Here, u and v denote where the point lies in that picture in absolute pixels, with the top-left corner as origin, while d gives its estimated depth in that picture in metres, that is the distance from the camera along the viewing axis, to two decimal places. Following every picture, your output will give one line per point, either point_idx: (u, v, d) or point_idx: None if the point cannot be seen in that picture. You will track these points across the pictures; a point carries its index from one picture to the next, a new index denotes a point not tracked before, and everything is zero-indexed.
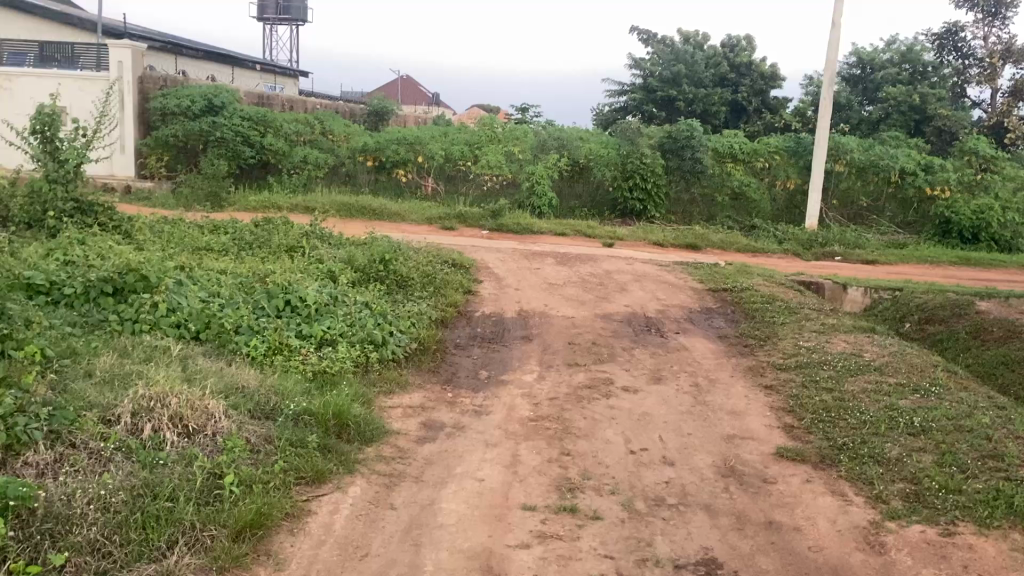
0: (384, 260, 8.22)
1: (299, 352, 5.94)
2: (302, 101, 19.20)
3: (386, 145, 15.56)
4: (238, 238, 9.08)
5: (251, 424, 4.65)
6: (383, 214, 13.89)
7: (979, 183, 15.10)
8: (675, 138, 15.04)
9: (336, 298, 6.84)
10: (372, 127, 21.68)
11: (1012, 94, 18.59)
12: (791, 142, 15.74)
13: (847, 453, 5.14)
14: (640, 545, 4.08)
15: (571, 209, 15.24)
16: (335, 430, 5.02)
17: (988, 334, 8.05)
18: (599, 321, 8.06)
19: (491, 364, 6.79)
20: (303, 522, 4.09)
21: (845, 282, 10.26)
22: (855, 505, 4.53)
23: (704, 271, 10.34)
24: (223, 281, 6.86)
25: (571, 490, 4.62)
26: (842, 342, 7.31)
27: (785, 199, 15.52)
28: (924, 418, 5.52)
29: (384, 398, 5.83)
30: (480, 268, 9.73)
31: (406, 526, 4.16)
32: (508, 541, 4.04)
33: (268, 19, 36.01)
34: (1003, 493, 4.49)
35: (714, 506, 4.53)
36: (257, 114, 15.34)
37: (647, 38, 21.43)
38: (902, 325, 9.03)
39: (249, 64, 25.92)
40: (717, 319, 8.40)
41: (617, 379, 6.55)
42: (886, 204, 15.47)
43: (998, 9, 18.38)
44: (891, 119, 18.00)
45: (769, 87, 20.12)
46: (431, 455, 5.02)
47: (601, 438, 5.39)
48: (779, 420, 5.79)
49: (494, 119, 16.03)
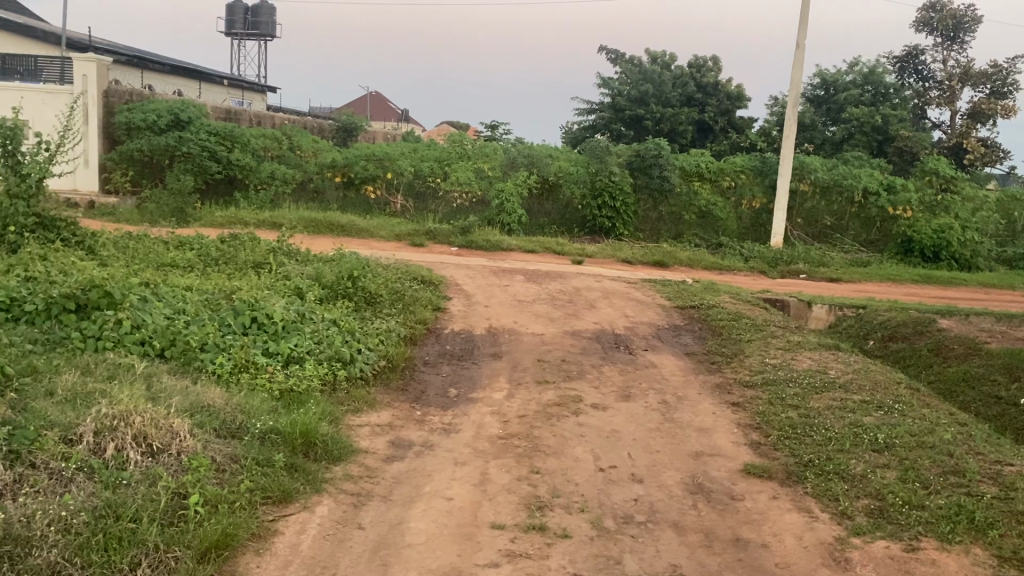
0: (352, 277, 8.16)
1: (266, 370, 5.88)
2: (271, 117, 19.11)
3: (354, 161, 15.49)
4: (204, 254, 8.99)
5: (216, 443, 4.59)
6: (351, 230, 13.86)
7: (939, 203, 15.37)
8: (643, 156, 15.17)
9: (304, 315, 6.79)
10: (340, 143, 21.65)
11: (971, 115, 19.03)
12: (757, 161, 15.92)
13: (813, 469, 5.20)
14: (610, 563, 4.08)
15: (540, 226, 15.37)
16: (302, 449, 4.96)
17: (950, 352, 8.21)
18: (569, 338, 8.08)
19: (460, 381, 6.79)
20: (270, 543, 4.04)
21: (810, 300, 10.40)
22: (821, 521, 4.57)
23: (672, 288, 10.42)
24: (189, 297, 6.79)
25: (540, 508, 4.62)
26: (807, 360, 7.41)
27: (750, 218, 15.73)
28: (888, 435, 5.61)
29: (351, 416, 5.78)
30: (450, 285, 9.73)
31: (374, 546, 4.12)
32: (477, 560, 4.02)
33: (236, 34, 35.82)
34: (965, 509, 4.56)
35: (682, 523, 4.55)
36: (224, 129, 15.18)
37: (615, 57, 21.66)
38: (865, 342, 9.17)
39: (216, 78, 25.76)
40: (684, 336, 8.48)
41: (587, 396, 6.56)
42: (850, 222, 15.73)
43: (956, 34, 18.85)
44: (854, 139, 18.31)
45: (735, 107, 20.42)
46: (400, 473, 4.99)
47: (570, 456, 5.40)
48: (746, 437, 5.84)
49: (464, 136, 16.18)
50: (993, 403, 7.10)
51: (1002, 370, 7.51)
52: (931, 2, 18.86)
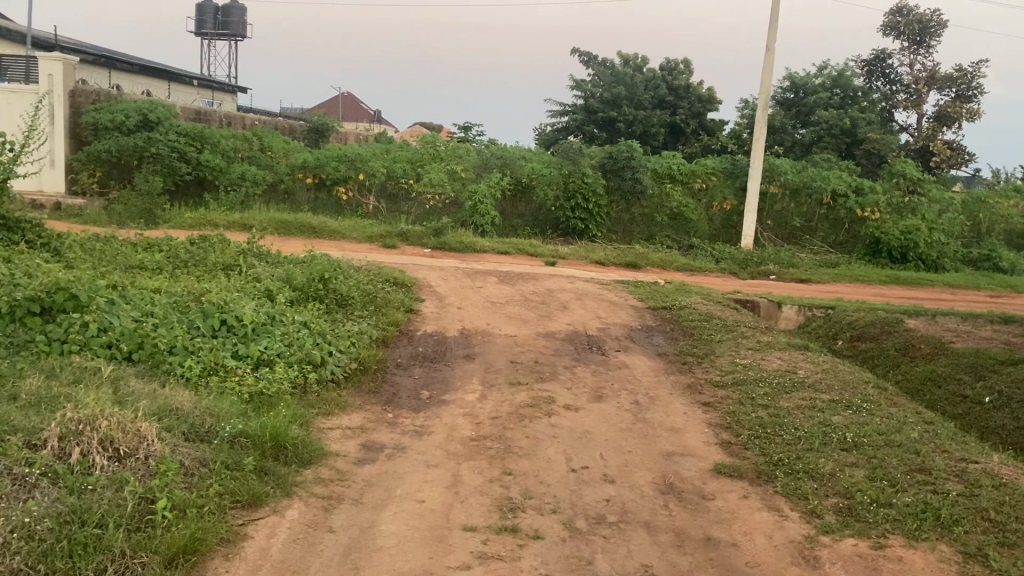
0: (323, 278, 8.11)
1: (236, 373, 5.82)
2: (242, 118, 18.96)
3: (326, 162, 15.41)
4: (173, 256, 8.88)
5: (185, 447, 4.54)
6: (323, 232, 13.79)
7: (907, 205, 15.58)
8: (615, 158, 15.26)
9: (274, 317, 6.74)
10: (312, 144, 21.52)
11: (937, 118, 19.32)
12: (727, 163, 16.06)
13: (783, 468, 5.24)
14: (582, 564, 4.09)
15: (513, 227, 15.39)
16: (272, 452, 4.92)
17: (917, 351, 8.32)
18: (541, 339, 8.08)
19: (433, 383, 6.77)
20: (238, 547, 3.99)
21: (780, 301, 10.48)
22: (791, 520, 4.60)
23: (644, 289, 10.47)
24: (157, 299, 6.71)
25: (512, 510, 4.62)
26: (777, 360, 7.47)
27: (721, 219, 15.83)
28: (857, 434, 5.67)
29: (322, 419, 5.74)
30: (422, 286, 9.70)
31: (345, 549, 4.09)
32: (449, 562, 4.01)
33: (206, 34, 35.47)
34: (931, 507, 4.62)
35: (654, 523, 4.57)
36: (193, 130, 15.03)
37: (588, 59, 21.73)
38: (834, 342, 9.27)
39: (185, 79, 25.52)
40: (656, 337, 8.51)
41: (559, 397, 6.58)
42: (819, 223, 15.90)
43: (922, 38, 19.14)
44: (823, 141, 18.52)
45: (706, 109, 20.57)
46: (371, 476, 4.96)
47: (543, 457, 5.40)
48: (716, 436, 5.88)
49: (437, 138, 16.17)
50: (959, 401, 7.21)
51: (967, 369, 7.64)
52: (897, 7, 19.13)
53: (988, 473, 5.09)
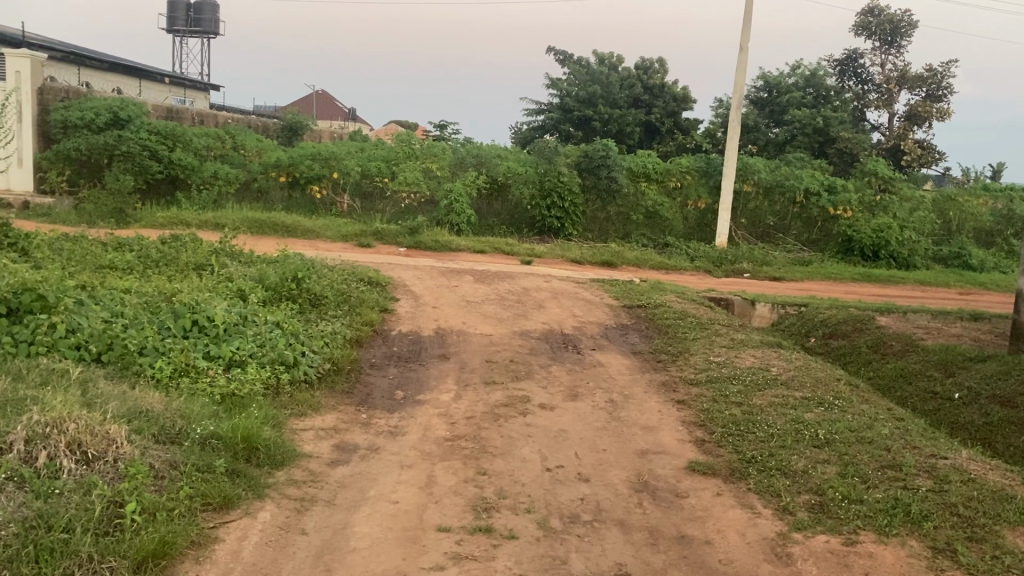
0: (297, 278, 8.05)
1: (207, 374, 5.76)
2: (214, 116, 18.79)
3: (300, 160, 15.31)
4: (144, 256, 8.77)
5: (155, 449, 4.48)
6: (297, 231, 13.68)
7: (878, 203, 15.73)
8: (591, 157, 15.29)
9: (246, 318, 6.67)
10: (286, 142, 21.35)
11: (908, 118, 19.52)
12: (702, 162, 16.13)
13: (756, 466, 5.27)
14: (556, 564, 4.08)
15: (489, 226, 15.38)
16: (244, 454, 4.88)
17: (888, 348, 8.42)
18: (517, 338, 8.08)
19: (407, 383, 6.74)
20: (209, 550, 3.95)
21: (754, 299, 10.54)
22: (763, 517, 4.63)
23: (619, 287, 10.50)
24: (127, 300, 6.63)
25: (487, 510, 4.60)
26: (750, 357, 7.52)
27: (696, 218, 15.92)
28: (828, 431, 5.71)
29: (295, 420, 5.69)
30: (397, 285, 9.65)
31: (317, 551, 4.06)
32: (423, 563, 3.99)
33: (178, 31, 35.12)
34: (901, 502, 4.67)
35: (628, 522, 4.58)
36: (165, 128, 14.86)
37: (563, 58, 21.76)
38: (807, 340, 9.35)
39: (157, 76, 25.25)
40: (631, 335, 8.54)
41: (534, 396, 6.57)
42: (792, 222, 16.04)
43: (894, 38, 19.34)
44: (796, 140, 18.69)
45: (681, 108, 20.65)
46: (345, 478, 4.93)
47: (517, 457, 5.39)
48: (690, 434, 5.90)
49: (412, 136, 16.10)
50: (929, 398, 7.30)
51: (937, 366, 7.73)
52: (869, 8, 19.31)
53: (957, 469, 5.16)
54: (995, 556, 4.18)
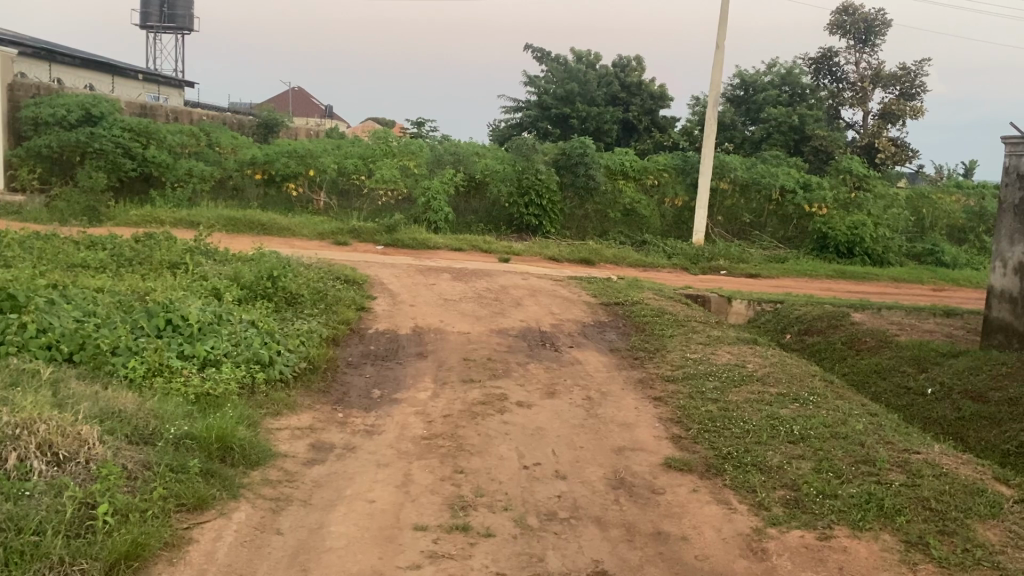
0: (272, 277, 8.00)
1: (181, 373, 5.70)
2: (188, 113, 18.62)
3: (275, 157, 15.22)
4: (117, 254, 8.66)
5: (128, 450, 4.42)
6: (272, 229, 13.57)
7: (853, 201, 15.86)
8: (569, 155, 15.32)
9: (221, 316, 6.61)
10: (261, 139, 21.16)
11: (882, 116, 19.70)
12: (679, 160, 16.19)
13: (731, 462, 5.30)
14: (532, 561, 4.08)
15: (467, 224, 15.37)
16: (218, 454, 4.83)
17: (862, 344, 8.49)
18: (494, 336, 8.07)
19: (384, 382, 6.71)
20: (183, 551, 3.91)
21: (730, 296, 10.60)
22: (739, 513, 4.66)
23: (597, 285, 10.52)
24: (100, 299, 6.56)
25: (464, 508, 4.59)
26: (727, 354, 7.57)
27: (672, 215, 15.98)
28: (803, 427, 5.76)
29: (270, 419, 5.65)
30: (374, 284, 9.61)
31: (293, 551, 4.03)
32: (399, 562, 3.97)
33: (152, 27, 34.81)
34: (875, 497, 4.72)
35: (605, 518, 4.59)
36: (139, 125, 14.71)
37: (541, 56, 21.76)
38: (783, 336, 9.41)
39: (130, 73, 25.00)
40: (609, 332, 8.56)
41: (512, 394, 6.56)
42: (768, 219, 16.17)
43: (868, 37, 19.50)
44: (772, 138, 18.82)
45: (658, 106, 20.72)
46: (321, 477, 4.90)
47: (495, 454, 5.39)
48: (667, 431, 5.92)
49: (389, 133, 16.03)
50: (903, 393, 7.38)
51: (911, 362, 7.82)
52: (843, 7, 19.46)
53: (929, 463, 5.22)
54: (967, 549, 4.23)
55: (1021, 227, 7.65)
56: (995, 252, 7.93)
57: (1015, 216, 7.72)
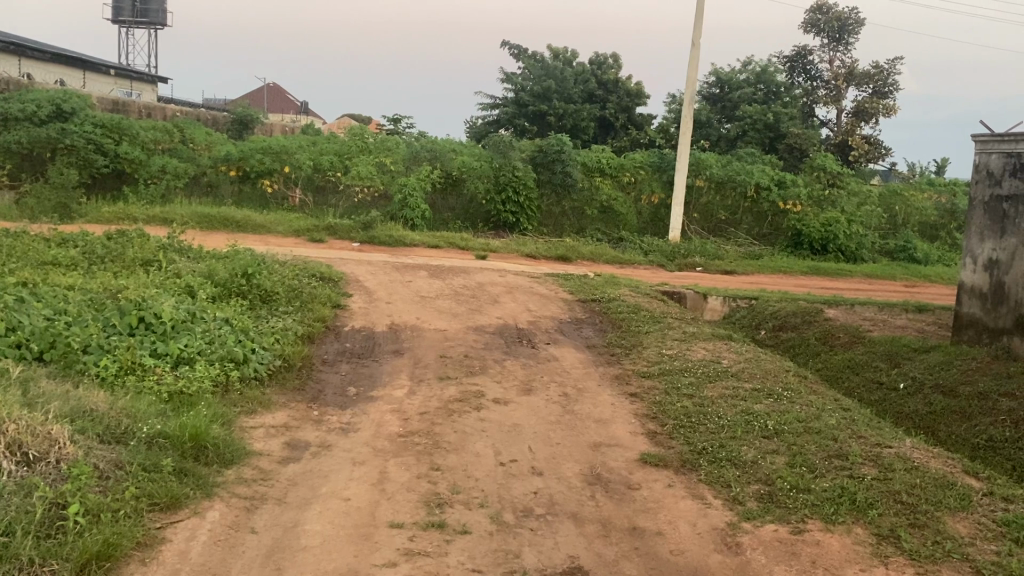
0: (247, 274, 7.95)
1: (154, 372, 5.65)
2: (162, 109, 18.44)
3: (250, 154, 15.13)
4: (88, 252, 8.57)
5: (100, 450, 4.38)
6: (247, 226, 13.47)
7: (827, 198, 15.98)
8: (545, 152, 15.31)
9: (195, 314, 6.56)
10: (236, 135, 20.96)
11: (855, 114, 19.90)
12: (655, 157, 16.26)
13: (706, 457, 5.33)
14: (509, 558, 4.09)
15: (444, 221, 15.34)
16: (192, 453, 4.78)
17: (836, 340, 8.58)
18: (471, 333, 8.06)
19: (360, 380, 6.68)
20: (156, 551, 3.87)
21: (706, 292, 10.66)
22: (713, 508, 4.69)
23: (573, 282, 10.54)
24: (71, 297, 6.48)
25: (440, 505, 4.59)
26: (702, 350, 7.61)
27: (649, 213, 16.05)
28: (777, 421, 5.81)
29: (245, 418, 5.61)
30: (350, 281, 9.57)
31: (267, 550, 4.01)
32: (374, 560, 3.96)
33: (125, 22, 34.37)
34: (847, 491, 4.77)
35: (581, 514, 4.60)
36: (111, 120, 14.54)
37: (518, 53, 21.75)
38: (758, 332, 9.49)
39: (102, 68, 24.68)
40: (586, 329, 8.57)
41: (488, 391, 6.56)
42: (743, 216, 16.28)
43: (841, 36, 19.68)
44: (747, 136, 18.97)
45: (634, 104, 20.79)
46: (296, 475, 4.88)
47: (471, 451, 5.38)
48: (643, 426, 5.95)
49: (365, 130, 15.96)
50: (875, 388, 7.47)
51: (883, 357, 7.91)
52: (818, 5, 19.62)
53: (901, 457, 5.29)
54: (937, 541, 4.29)
55: (990, 224, 7.77)
56: (966, 249, 8.04)
57: (984, 213, 7.84)
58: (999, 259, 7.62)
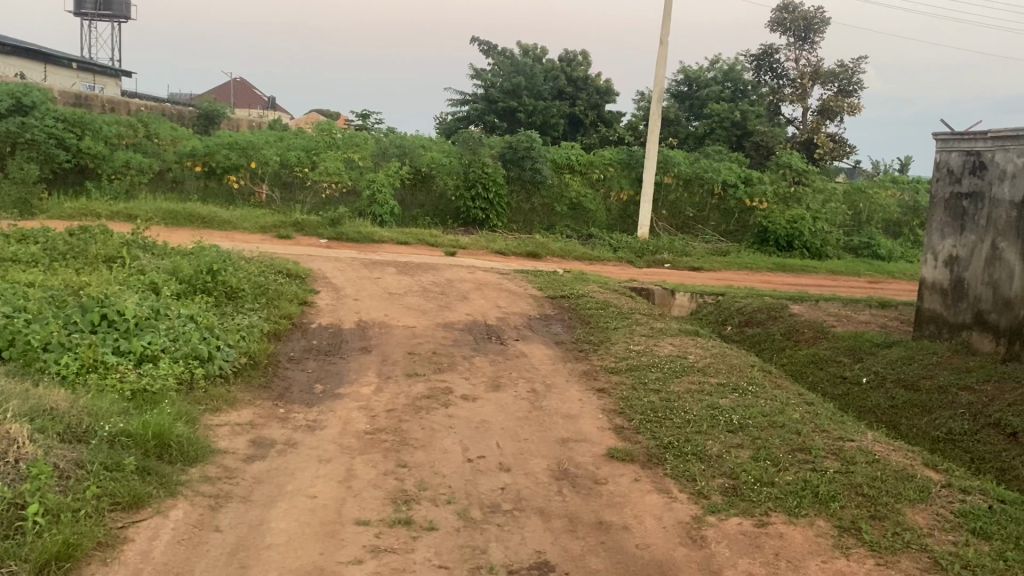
0: (212, 270, 7.87)
1: (117, 370, 5.57)
2: (126, 103, 18.17)
3: (216, 149, 14.97)
4: (49, 248, 8.43)
5: (60, 449, 4.31)
6: (213, 222, 13.32)
7: (793, 195, 16.16)
8: (515, 148, 15.31)
9: (158, 311, 6.47)
10: (202, 131, 20.71)
11: (821, 113, 20.13)
12: (624, 154, 16.35)
13: (672, 451, 5.38)
14: (475, 554, 4.09)
15: (413, 217, 15.28)
16: (155, 452, 4.72)
17: (800, 335, 8.70)
18: (439, 330, 8.04)
19: (327, 377, 6.64)
20: (117, 551, 3.82)
21: (673, 288, 10.68)
22: (679, 502, 4.73)
23: (542, 278, 10.55)
24: (31, 294, 6.38)
25: (406, 502, 4.57)
26: (669, 345, 7.68)
27: (618, 209, 16.14)
28: (742, 416, 5.88)
29: (209, 415, 5.55)
30: (317, 277, 9.51)
31: (232, 548, 3.97)
32: (340, 558, 3.95)
33: (87, 14, 33.75)
34: (810, 484, 4.83)
35: (548, 509, 4.62)
36: (73, 114, 14.29)
37: (487, 49, 21.73)
38: (724, 328, 9.61)
39: (64, 61, 24.24)
40: (554, 325, 8.61)
41: (456, 387, 6.56)
42: (710, 213, 16.42)
43: (807, 35, 19.90)
44: (714, 134, 19.15)
45: (604, 101, 20.89)
46: (261, 473, 4.84)
47: (438, 448, 5.38)
48: (610, 421, 5.99)
49: (333, 125, 15.89)
50: (839, 382, 7.58)
51: (846, 352, 8.03)
52: (784, 4, 19.80)
53: (863, 450, 5.37)
54: (896, 532, 4.36)
55: (950, 221, 7.90)
56: (927, 246, 8.18)
57: (945, 210, 7.97)
58: (960, 255, 7.74)
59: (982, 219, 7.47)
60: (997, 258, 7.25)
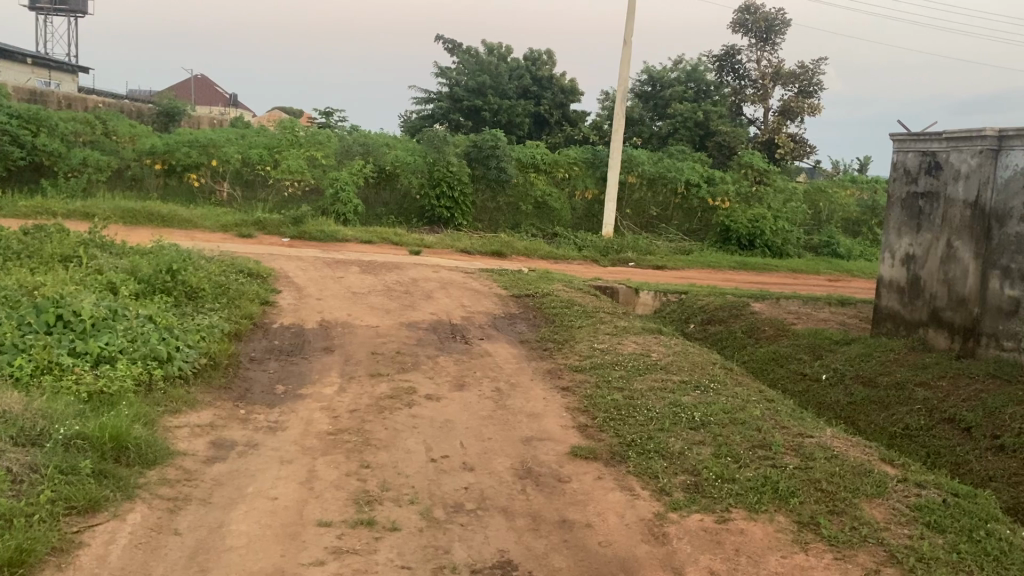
0: (171, 270, 7.76)
1: (73, 372, 5.47)
2: (83, 99, 17.81)
3: (176, 147, 14.74)
4: (3, 248, 8.25)
5: (12, 452, 4.22)
6: (173, 221, 13.13)
7: (754, 194, 16.32)
8: (480, 147, 15.29)
9: (116, 311, 6.35)
10: (162, 129, 20.41)
11: (782, 113, 20.38)
12: (588, 154, 16.43)
13: (635, 449, 5.41)
14: (438, 553, 4.08)
15: (378, 216, 15.20)
16: (112, 454, 4.64)
17: (761, 333, 8.80)
18: (403, 329, 8.01)
19: (289, 378, 6.58)
20: (72, 556, 3.75)
21: (637, 287, 10.74)
22: (641, 499, 4.76)
23: (507, 278, 10.56)
24: None
25: (369, 503, 4.55)
26: (633, 343, 7.72)
27: (583, 208, 16.20)
28: (704, 413, 5.93)
29: (169, 417, 5.47)
30: (280, 277, 9.42)
31: (191, 551, 3.92)
32: (302, 559, 3.92)
33: (42, 8, 33.02)
34: (770, 480, 4.89)
35: (511, 508, 4.63)
36: (27, 111, 13.98)
37: (452, 47, 21.67)
38: (687, 325, 9.70)
39: (19, 57, 23.71)
40: (519, 324, 8.62)
41: (420, 387, 6.54)
42: (673, 213, 16.56)
43: (768, 36, 20.13)
44: (677, 134, 19.31)
45: (568, 100, 20.95)
46: (221, 475, 4.78)
47: (402, 448, 5.35)
48: (573, 420, 6.00)
49: (296, 122, 15.68)
50: (799, 379, 7.69)
51: (807, 350, 8.13)
52: (746, 5, 20.00)
53: (822, 446, 5.46)
54: (854, 527, 4.43)
55: (907, 221, 8.05)
56: (885, 244, 8.33)
57: (902, 210, 8.13)
58: (916, 254, 7.89)
59: (938, 218, 7.62)
60: (952, 257, 7.40)
